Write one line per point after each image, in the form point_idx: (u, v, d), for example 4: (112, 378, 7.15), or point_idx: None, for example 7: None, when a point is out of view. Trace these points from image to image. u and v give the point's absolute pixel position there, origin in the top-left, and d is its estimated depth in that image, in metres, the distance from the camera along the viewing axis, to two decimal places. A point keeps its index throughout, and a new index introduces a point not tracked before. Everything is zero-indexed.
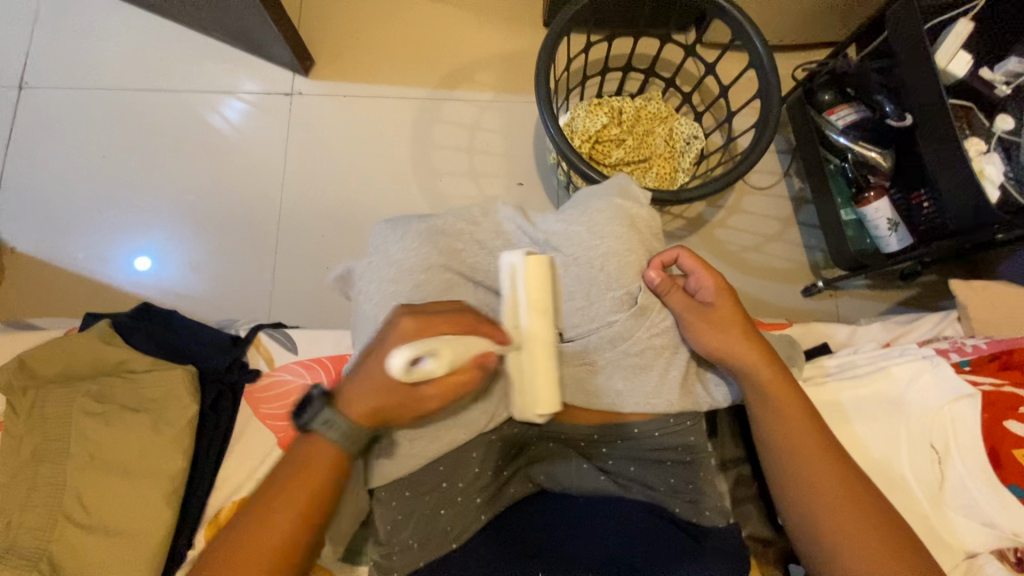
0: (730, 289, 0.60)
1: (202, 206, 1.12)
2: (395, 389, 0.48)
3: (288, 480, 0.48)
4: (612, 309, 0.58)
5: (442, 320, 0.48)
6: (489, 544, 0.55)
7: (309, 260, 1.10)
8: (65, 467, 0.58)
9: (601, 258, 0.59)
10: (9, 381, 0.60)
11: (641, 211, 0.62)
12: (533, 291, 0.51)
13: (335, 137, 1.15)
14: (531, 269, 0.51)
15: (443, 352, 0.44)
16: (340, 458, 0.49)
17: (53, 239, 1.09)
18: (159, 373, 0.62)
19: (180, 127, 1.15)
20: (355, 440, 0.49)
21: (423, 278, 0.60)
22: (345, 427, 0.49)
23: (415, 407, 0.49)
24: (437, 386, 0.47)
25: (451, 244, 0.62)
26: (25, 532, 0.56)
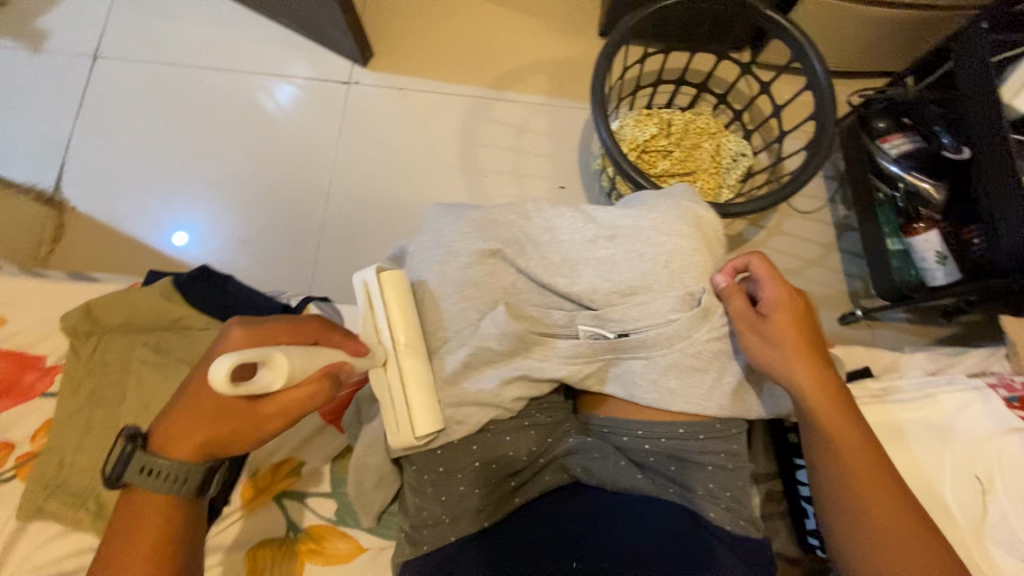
0: (799, 304, 0.59)
1: (253, 182, 1.15)
2: (232, 412, 0.44)
3: (122, 539, 0.44)
4: (673, 307, 0.59)
5: (279, 331, 0.45)
6: (524, 525, 0.57)
7: (351, 244, 1.12)
8: (120, 410, 0.62)
9: (669, 254, 0.61)
10: (75, 325, 0.64)
11: (706, 214, 0.65)
12: (390, 304, 0.57)
13: (388, 127, 1.19)
14: (383, 285, 0.58)
15: (279, 362, 0.39)
16: (175, 510, 0.46)
17: (110, 203, 1.13)
18: (215, 331, 0.66)
19: (240, 107, 1.19)
20: (184, 482, 0.45)
21: (480, 263, 0.60)
22: (169, 468, 0.44)
23: (254, 429, 0.45)
24: (275, 404, 0.44)
25: (498, 225, 0.63)
26: (77, 471, 0.60)
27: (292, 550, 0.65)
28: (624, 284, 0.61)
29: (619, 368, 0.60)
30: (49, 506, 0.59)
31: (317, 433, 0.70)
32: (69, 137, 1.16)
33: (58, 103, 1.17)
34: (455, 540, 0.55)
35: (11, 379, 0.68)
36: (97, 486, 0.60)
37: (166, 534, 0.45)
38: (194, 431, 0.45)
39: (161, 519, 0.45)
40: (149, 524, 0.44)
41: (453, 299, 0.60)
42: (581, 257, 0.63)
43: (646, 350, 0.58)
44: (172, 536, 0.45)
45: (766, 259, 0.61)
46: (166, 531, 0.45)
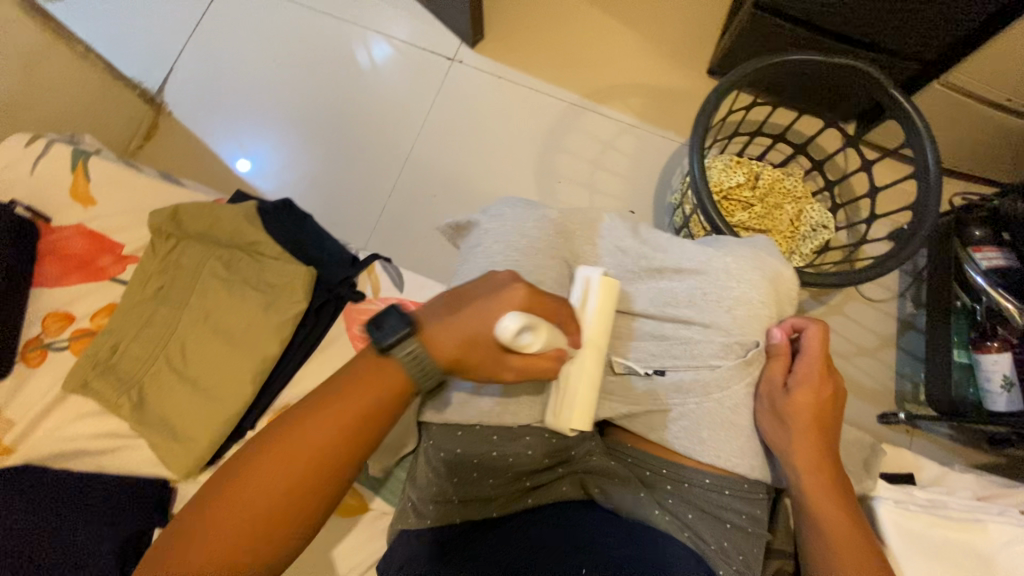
0: (825, 386, 0.57)
1: (338, 132, 1.18)
2: (487, 345, 0.46)
3: (303, 430, 0.43)
4: (717, 353, 0.59)
5: (547, 296, 0.49)
6: (519, 523, 0.55)
7: (414, 214, 1.14)
8: (181, 314, 0.65)
9: (732, 300, 0.60)
10: (160, 223, 0.67)
11: (785, 271, 0.63)
12: (601, 306, 0.55)
13: (480, 111, 1.20)
14: (606, 288, 0.55)
15: (543, 330, 0.46)
16: (406, 389, 0.46)
17: (202, 118, 1.18)
18: (285, 264, 0.67)
19: (345, 57, 1.22)
20: (425, 375, 0.46)
21: (548, 262, 0.62)
22: (424, 361, 0.46)
23: (491, 371, 0.47)
24: (521, 360, 0.47)
25: (568, 227, 0.65)
26: (128, 357, 0.63)
27: None
28: (679, 317, 0.61)
29: (659, 408, 0.60)
30: (95, 383, 0.62)
31: None
32: (183, 48, 1.21)
33: (182, 15, 1.22)
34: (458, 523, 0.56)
35: (89, 257, 0.72)
36: (143, 377, 0.63)
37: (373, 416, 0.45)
38: (453, 342, 0.46)
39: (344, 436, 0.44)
40: (333, 434, 0.43)
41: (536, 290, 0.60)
42: (640, 284, 0.64)
43: (682, 394, 0.59)
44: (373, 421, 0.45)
45: (826, 332, 0.59)
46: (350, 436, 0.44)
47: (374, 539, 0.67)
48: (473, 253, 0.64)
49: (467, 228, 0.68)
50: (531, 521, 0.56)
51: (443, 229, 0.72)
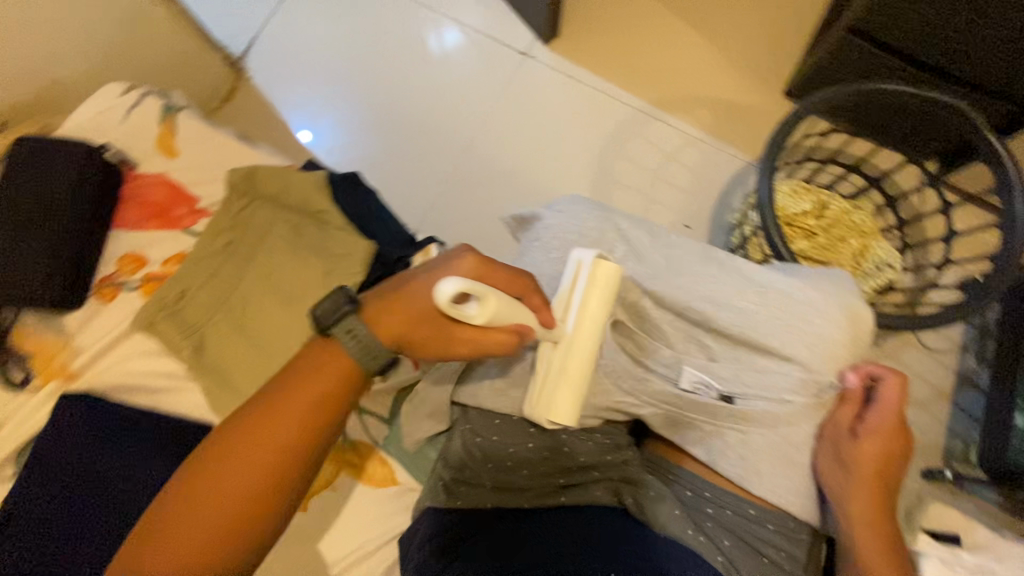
0: (891, 439, 0.56)
1: (404, 113, 1.20)
2: (430, 321, 0.48)
3: (260, 427, 0.47)
4: (793, 388, 0.55)
5: (500, 273, 0.50)
6: (547, 518, 0.55)
7: (468, 202, 1.15)
8: (247, 270, 0.68)
9: (816, 338, 0.56)
10: (238, 181, 0.70)
11: (865, 314, 0.59)
12: (588, 293, 0.53)
13: (545, 107, 1.20)
14: (596, 275, 0.53)
15: (490, 301, 0.43)
16: (353, 371, 0.49)
17: (278, 87, 1.22)
18: (348, 236, 0.69)
19: (421, 41, 1.24)
20: (373, 357, 0.49)
21: (617, 268, 0.60)
22: (365, 341, 0.48)
23: (441, 347, 0.49)
24: (469, 335, 0.47)
25: (643, 236, 0.62)
26: (193, 305, 0.67)
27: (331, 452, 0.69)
28: (755, 343, 0.56)
29: (717, 435, 0.56)
30: (162, 325, 0.66)
31: None
32: (268, 17, 1.25)
33: None
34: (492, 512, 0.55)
35: (166, 207, 0.76)
36: (205, 324, 0.67)
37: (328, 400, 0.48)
38: (395, 321, 0.49)
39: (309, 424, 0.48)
40: (297, 424, 0.48)
41: None
42: (721, 301, 0.58)
43: (743, 423, 0.55)
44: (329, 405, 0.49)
45: (903, 386, 0.57)
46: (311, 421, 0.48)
47: (400, 514, 0.68)
48: (537, 250, 0.63)
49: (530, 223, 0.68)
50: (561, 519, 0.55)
51: (506, 222, 0.72)
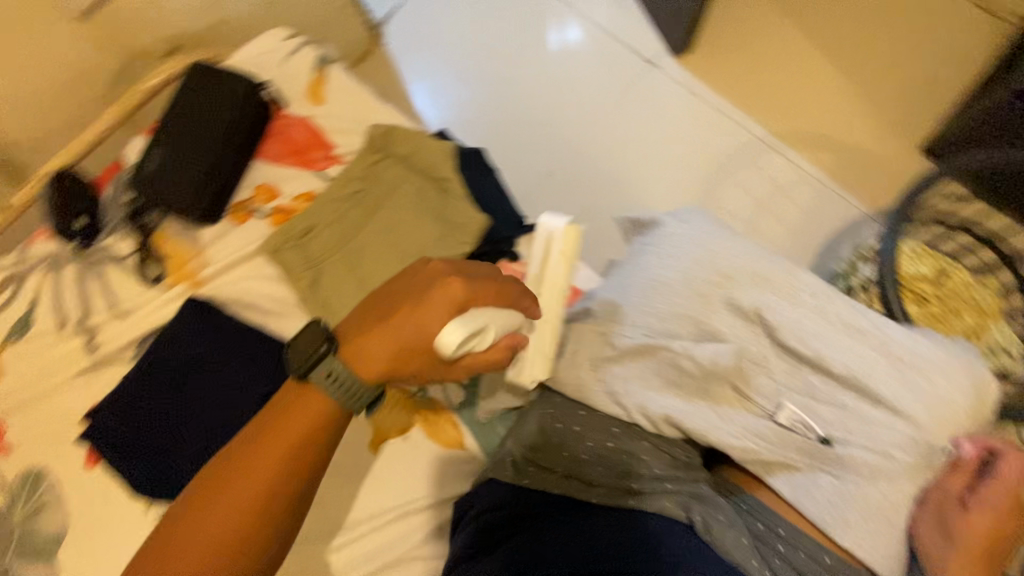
0: (1004, 518, 0.53)
1: (521, 98, 1.22)
2: (421, 358, 0.48)
3: (217, 487, 0.46)
4: (901, 445, 0.52)
5: (486, 289, 0.49)
6: (608, 518, 0.52)
7: (566, 195, 1.14)
8: (370, 220, 0.74)
9: (938, 399, 0.53)
10: (377, 137, 0.76)
11: (990, 388, 0.56)
12: (563, 253, 0.65)
13: (662, 119, 1.18)
14: (569, 235, 0.66)
15: (488, 329, 0.48)
16: (334, 413, 0.48)
17: (409, 55, 1.28)
18: (465, 207, 0.72)
19: (552, 34, 1.26)
20: (357, 398, 0.49)
21: (735, 286, 0.58)
22: (350, 384, 0.48)
23: (437, 376, 0.49)
24: (465, 364, 0.49)
25: (769, 259, 0.60)
26: (318, 241, 0.73)
27: (410, 404, 0.73)
28: (868, 391, 0.54)
29: (808, 475, 0.53)
30: (288, 251, 0.73)
31: None
32: None
33: None
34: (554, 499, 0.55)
35: (304, 148, 0.82)
36: (323, 261, 0.73)
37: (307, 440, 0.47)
38: (381, 357, 0.48)
39: (282, 468, 0.47)
40: (267, 473, 0.46)
41: (706, 308, 0.58)
42: (833, 344, 0.55)
43: (834, 468, 0.53)
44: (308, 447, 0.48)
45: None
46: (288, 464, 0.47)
47: (458, 479, 0.71)
48: (652, 253, 0.63)
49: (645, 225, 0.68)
50: (625, 525, 0.51)
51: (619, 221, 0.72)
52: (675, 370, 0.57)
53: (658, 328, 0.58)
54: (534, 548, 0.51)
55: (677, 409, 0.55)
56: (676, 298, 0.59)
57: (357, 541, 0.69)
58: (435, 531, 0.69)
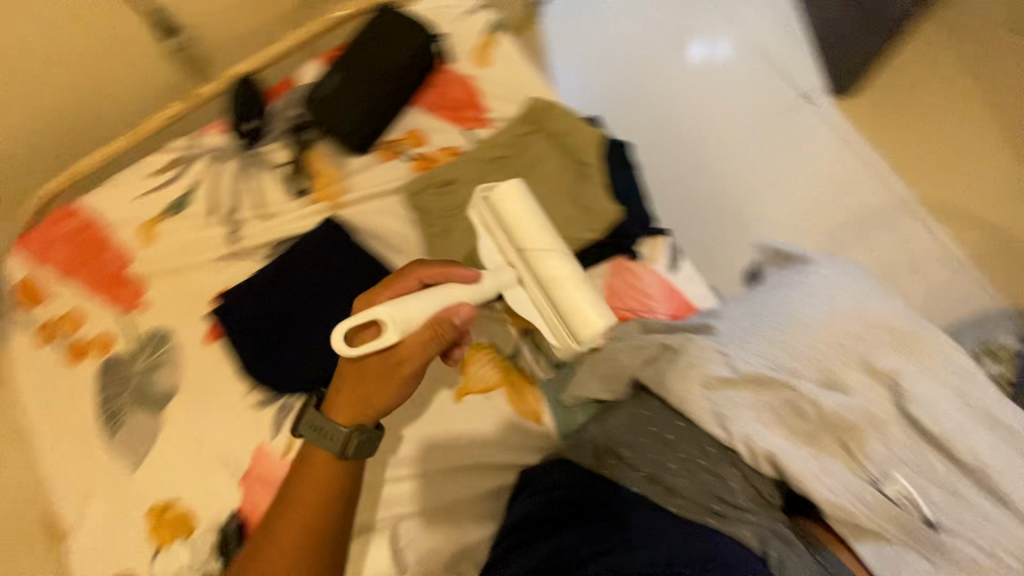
0: None
1: (664, 100, 1.19)
2: (364, 377, 0.58)
3: (265, 557, 0.57)
4: (1009, 547, 0.50)
5: (389, 290, 0.59)
6: (688, 529, 0.52)
7: (685, 207, 1.11)
8: (508, 186, 0.77)
9: None
10: (536, 111, 0.80)
11: None
12: (512, 201, 0.69)
13: (804, 157, 1.14)
14: (503, 191, 0.69)
15: (389, 314, 0.53)
16: (332, 458, 0.59)
17: (562, 28, 1.26)
18: (602, 196, 0.74)
19: (712, 45, 1.24)
20: (334, 438, 0.58)
21: (872, 342, 0.59)
22: (328, 426, 0.59)
23: (397, 378, 0.57)
24: (403, 353, 0.56)
25: (911, 327, 0.60)
26: (459, 195, 0.79)
27: (502, 367, 0.77)
28: (985, 481, 0.53)
29: (900, 550, 0.51)
30: (433, 199, 0.80)
31: None
32: None
33: None
34: (586, 501, 0.58)
35: (461, 106, 0.87)
36: (459, 214, 0.79)
37: (332, 486, 0.59)
38: (344, 398, 0.59)
39: (314, 512, 0.58)
40: (303, 518, 0.58)
41: (842, 355, 0.58)
42: (959, 427, 0.54)
43: (930, 551, 0.51)
44: (331, 493, 0.59)
45: None
46: (318, 507, 0.58)
47: (527, 448, 0.73)
48: (795, 287, 0.64)
49: (791, 260, 0.70)
50: (700, 539, 0.51)
51: (766, 250, 0.74)
52: (791, 411, 0.56)
53: (788, 364, 0.58)
54: (592, 539, 0.54)
55: (778, 443, 0.55)
56: (815, 339, 0.59)
57: (421, 476, 0.73)
58: (495, 489, 0.72)
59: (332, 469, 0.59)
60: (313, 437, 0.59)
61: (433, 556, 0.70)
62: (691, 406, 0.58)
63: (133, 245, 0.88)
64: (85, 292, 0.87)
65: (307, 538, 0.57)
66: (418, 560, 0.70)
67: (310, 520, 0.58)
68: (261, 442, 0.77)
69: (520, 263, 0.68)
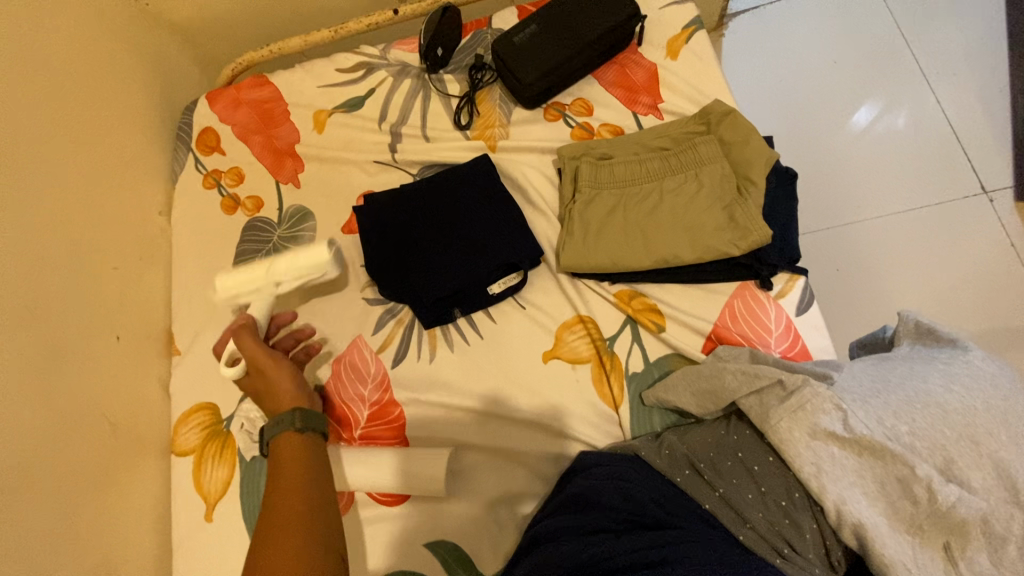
0: None
1: (829, 149, 1.16)
2: (269, 377, 0.67)
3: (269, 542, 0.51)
4: None
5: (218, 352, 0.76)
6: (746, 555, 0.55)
7: (820, 261, 1.09)
8: (663, 178, 0.78)
9: None
10: (714, 114, 0.80)
11: None
12: (236, 278, 0.81)
13: (964, 250, 1.05)
14: (225, 281, 0.81)
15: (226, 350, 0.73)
16: (295, 434, 0.61)
17: (744, 52, 1.26)
18: (755, 216, 0.72)
19: (899, 108, 1.17)
20: (289, 415, 0.62)
21: (1007, 454, 0.53)
22: (279, 418, 0.62)
23: (283, 370, 0.68)
24: (259, 355, 0.68)
25: None
26: (612, 170, 0.80)
27: (596, 346, 0.77)
28: None
29: None
30: (584, 164, 0.81)
31: (691, 331, 0.76)
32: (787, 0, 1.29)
33: None
34: (645, 501, 0.60)
35: (637, 89, 0.87)
36: (605, 187, 0.80)
37: (306, 457, 0.60)
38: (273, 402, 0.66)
39: (296, 482, 0.57)
40: (288, 492, 0.55)
41: (970, 451, 0.54)
42: None
43: None
44: (307, 463, 0.59)
45: None
46: (299, 477, 0.57)
47: (597, 428, 0.74)
48: (937, 366, 0.60)
49: (939, 338, 0.66)
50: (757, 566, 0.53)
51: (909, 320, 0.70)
52: (899, 491, 0.55)
53: (906, 440, 0.55)
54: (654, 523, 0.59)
55: (870, 512, 0.54)
56: (946, 425, 0.55)
57: (491, 417, 0.76)
58: (554, 455, 0.74)
59: (303, 446, 0.61)
60: (275, 429, 0.61)
61: (479, 491, 0.74)
62: (787, 446, 0.58)
63: (306, 127, 0.97)
64: (254, 155, 0.97)
65: (303, 498, 0.55)
66: (464, 488, 0.74)
67: (299, 490, 0.56)
68: (359, 334, 0.83)
69: (271, 277, 0.79)
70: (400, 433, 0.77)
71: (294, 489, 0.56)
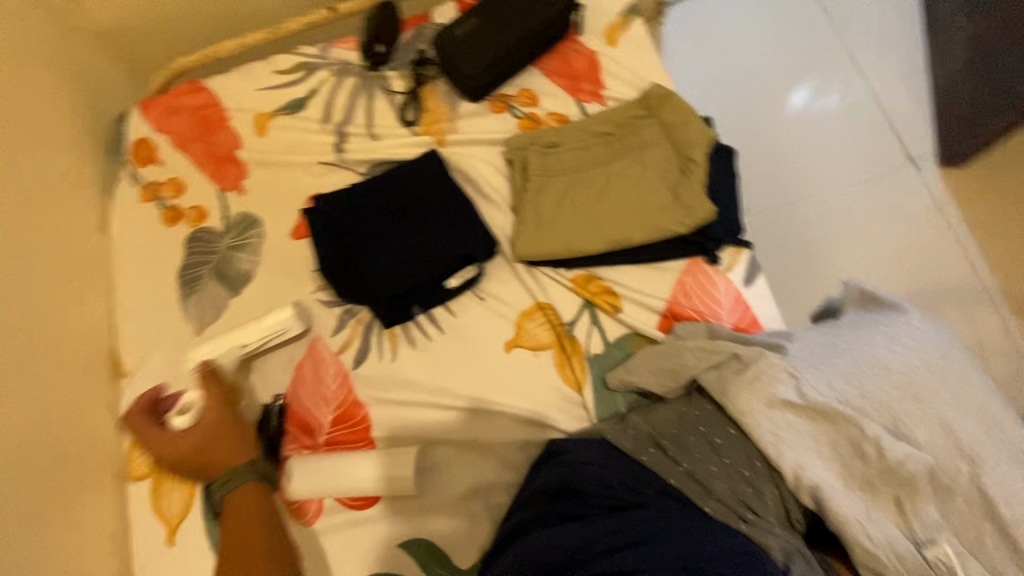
0: None
1: (769, 129, 1.21)
2: (217, 432, 0.71)
3: None
4: None
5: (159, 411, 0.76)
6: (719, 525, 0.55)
7: (767, 237, 1.13)
8: (609, 163, 0.80)
9: None
10: (654, 99, 0.82)
11: None
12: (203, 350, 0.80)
13: (898, 219, 1.12)
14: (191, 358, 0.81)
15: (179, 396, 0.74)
16: (252, 487, 0.69)
17: (683, 39, 1.30)
18: (698, 193, 0.75)
19: (830, 86, 1.23)
20: (248, 470, 0.69)
21: (947, 406, 0.57)
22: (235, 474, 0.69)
23: (239, 426, 0.73)
24: (217, 409, 0.73)
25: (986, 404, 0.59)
26: (561, 160, 0.82)
27: (556, 331, 0.78)
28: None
29: None
30: (534, 156, 0.82)
31: (647, 310, 0.78)
32: None
33: None
34: (615, 483, 0.61)
35: (579, 77, 0.89)
36: (556, 176, 0.81)
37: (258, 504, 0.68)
38: (216, 455, 0.70)
39: (253, 529, 0.66)
40: (247, 542, 0.65)
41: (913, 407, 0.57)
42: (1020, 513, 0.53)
43: None
44: (260, 508, 0.67)
45: None
46: (254, 525, 0.66)
47: (563, 412, 0.75)
48: (878, 330, 0.63)
49: (877, 303, 0.70)
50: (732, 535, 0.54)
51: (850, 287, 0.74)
52: (852, 452, 0.57)
53: (856, 402, 0.58)
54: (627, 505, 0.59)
55: (827, 474, 0.57)
56: (891, 385, 0.59)
57: (458, 410, 0.76)
58: (523, 442, 0.74)
59: (253, 492, 0.68)
60: (229, 484, 0.68)
61: (451, 484, 0.73)
62: (746, 415, 0.61)
63: (247, 132, 0.94)
64: (194, 163, 0.94)
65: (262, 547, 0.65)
66: (436, 483, 0.74)
67: (258, 539, 0.65)
68: (316, 337, 0.81)
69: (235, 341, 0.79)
70: (366, 435, 0.76)
71: (251, 538, 0.65)
